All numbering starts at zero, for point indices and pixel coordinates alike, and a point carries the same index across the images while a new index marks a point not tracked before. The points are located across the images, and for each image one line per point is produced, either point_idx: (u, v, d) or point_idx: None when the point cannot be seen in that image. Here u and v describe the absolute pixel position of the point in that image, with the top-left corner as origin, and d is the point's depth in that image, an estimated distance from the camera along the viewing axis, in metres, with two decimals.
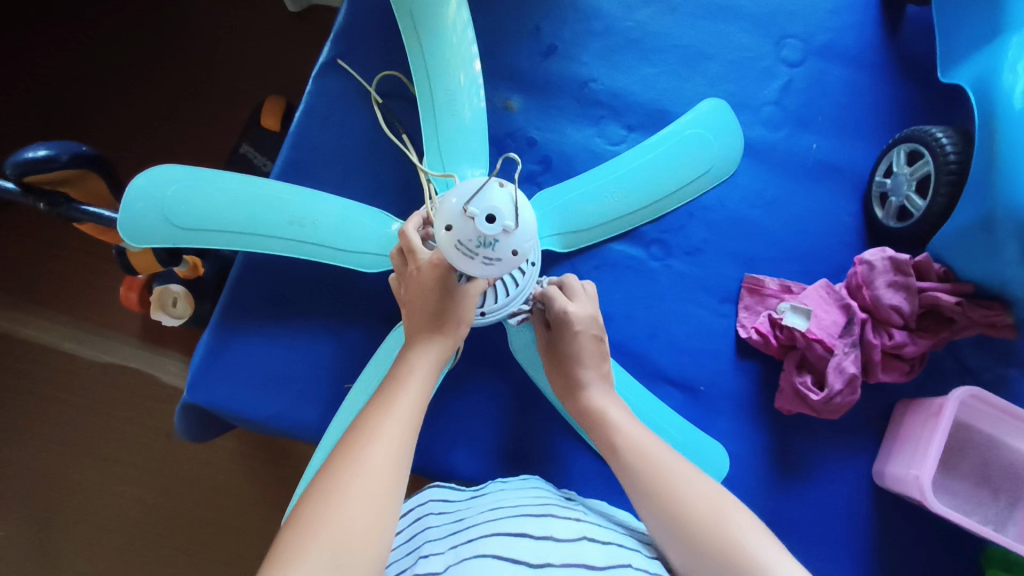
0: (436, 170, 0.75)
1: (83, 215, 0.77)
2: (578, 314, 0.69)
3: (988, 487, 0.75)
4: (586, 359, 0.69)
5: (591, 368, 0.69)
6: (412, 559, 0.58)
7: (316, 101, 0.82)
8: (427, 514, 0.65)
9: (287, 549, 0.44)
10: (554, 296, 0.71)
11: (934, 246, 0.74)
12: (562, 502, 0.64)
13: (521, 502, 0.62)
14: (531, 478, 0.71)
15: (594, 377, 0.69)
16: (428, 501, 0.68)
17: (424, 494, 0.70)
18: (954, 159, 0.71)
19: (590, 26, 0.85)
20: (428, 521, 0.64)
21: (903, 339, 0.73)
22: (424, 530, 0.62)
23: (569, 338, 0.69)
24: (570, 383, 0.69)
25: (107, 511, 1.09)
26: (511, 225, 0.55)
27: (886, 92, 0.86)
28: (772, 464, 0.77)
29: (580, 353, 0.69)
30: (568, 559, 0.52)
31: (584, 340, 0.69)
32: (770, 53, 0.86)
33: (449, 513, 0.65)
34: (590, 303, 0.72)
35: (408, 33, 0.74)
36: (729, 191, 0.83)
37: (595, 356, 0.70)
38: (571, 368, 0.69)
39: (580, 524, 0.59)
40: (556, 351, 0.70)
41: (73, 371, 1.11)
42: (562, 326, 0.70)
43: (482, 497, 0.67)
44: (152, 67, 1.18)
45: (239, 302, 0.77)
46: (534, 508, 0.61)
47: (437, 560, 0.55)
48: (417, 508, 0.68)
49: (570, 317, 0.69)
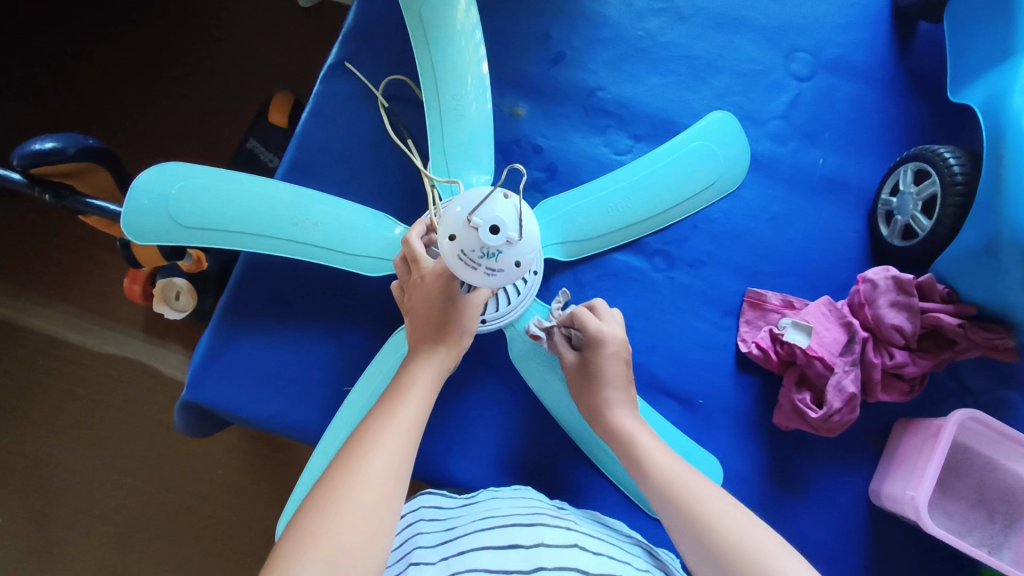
0: (441, 176, 0.75)
1: (88, 208, 0.78)
2: (611, 335, 0.69)
3: (984, 510, 0.75)
4: (615, 381, 0.68)
5: (618, 391, 0.68)
6: (403, 566, 0.57)
7: (323, 102, 0.82)
8: (418, 521, 0.66)
9: (284, 556, 0.44)
10: (586, 318, 0.70)
11: (939, 267, 0.74)
12: (554, 511, 0.64)
13: (512, 511, 0.62)
14: (525, 487, 0.71)
15: (620, 399, 0.68)
16: (421, 507, 0.69)
17: (419, 500, 0.71)
18: (962, 180, 0.70)
19: (599, 34, 0.85)
20: (420, 526, 0.65)
21: (903, 359, 0.73)
22: (416, 536, 0.63)
23: (597, 359, 0.69)
24: (596, 404, 0.69)
25: (104, 502, 1.10)
26: (514, 236, 0.56)
27: (896, 108, 0.86)
28: (769, 478, 0.77)
29: (607, 374, 0.68)
30: (560, 562, 0.52)
31: (616, 364, 0.69)
32: (779, 66, 0.86)
33: (441, 520, 0.66)
34: (619, 326, 0.71)
35: (416, 36, 0.74)
36: (735, 204, 0.83)
37: (623, 380, 0.69)
38: (599, 390, 0.68)
39: (572, 533, 0.58)
40: (588, 375, 0.69)
41: (73, 362, 1.12)
42: (590, 348, 0.69)
43: (476, 504, 0.67)
44: (162, 60, 1.18)
45: (242, 301, 0.77)
46: (525, 517, 0.60)
47: (428, 567, 0.56)
48: (411, 514, 0.69)
49: (602, 340, 0.69)
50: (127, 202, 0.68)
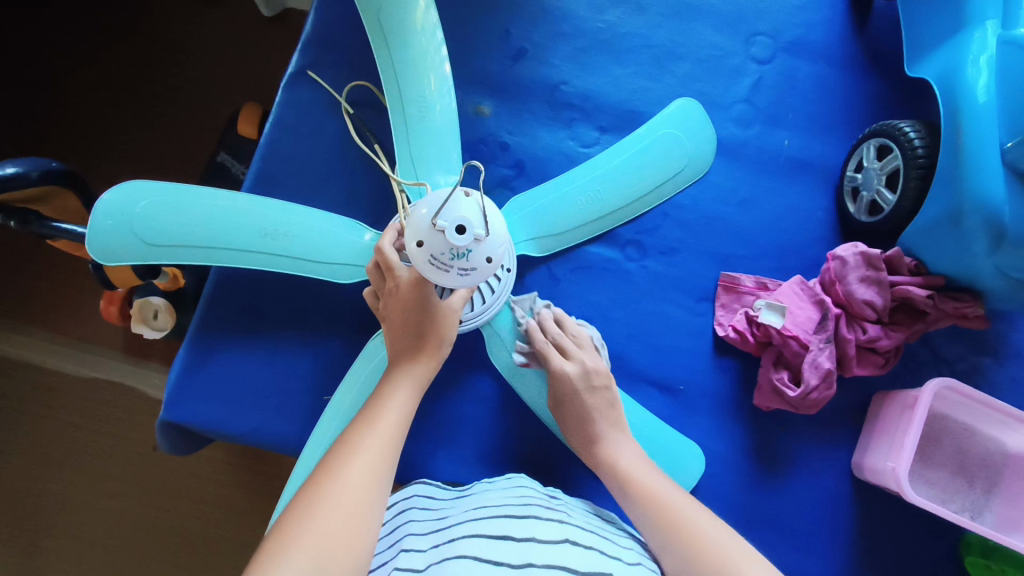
0: (409, 178, 0.75)
1: (56, 231, 0.77)
2: (575, 372, 0.70)
3: (964, 475, 0.76)
4: (598, 414, 0.70)
5: (601, 420, 0.69)
6: (393, 553, 0.58)
7: (285, 111, 0.81)
8: (411, 509, 0.66)
9: (268, 553, 0.44)
10: (550, 355, 0.71)
11: (905, 239, 0.74)
12: (546, 503, 0.63)
13: (505, 502, 0.62)
14: (516, 476, 0.70)
15: (607, 429, 0.69)
16: (413, 495, 0.69)
17: (410, 489, 0.70)
18: (923, 153, 0.71)
19: (559, 28, 0.85)
20: (411, 514, 0.65)
21: (876, 333, 0.74)
22: (407, 523, 0.63)
23: (570, 399, 0.70)
24: (588, 441, 0.69)
25: (91, 527, 1.08)
26: (481, 233, 0.57)
27: (857, 85, 0.87)
28: (753, 459, 0.78)
29: (590, 410, 0.70)
30: (550, 560, 0.50)
31: (588, 396, 0.70)
32: (739, 50, 0.86)
33: (433, 509, 0.66)
34: (588, 358, 0.72)
35: (377, 40, 0.74)
36: (703, 190, 0.83)
37: (606, 408, 0.70)
38: (583, 426, 0.69)
39: (564, 527, 0.58)
40: (566, 411, 0.71)
41: (52, 388, 1.10)
42: (560, 387, 0.70)
43: (468, 497, 0.67)
44: (125, 78, 1.16)
45: (216, 316, 0.76)
46: (516, 509, 0.60)
47: (418, 555, 0.56)
48: (403, 501, 0.68)
49: (565, 378, 0.70)
50: (90, 224, 0.67)
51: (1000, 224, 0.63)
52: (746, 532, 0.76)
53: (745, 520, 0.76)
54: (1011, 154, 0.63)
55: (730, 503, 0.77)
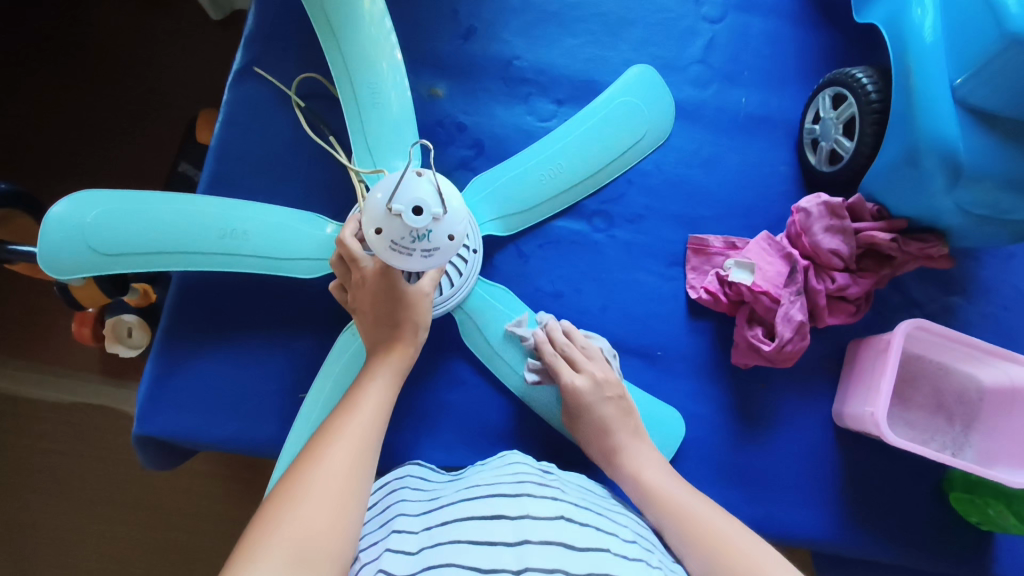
0: (367, 167, 0.73)
1: (11, 254, 0.74)
2: (586, 386, 0.70)
3: (942, 414, 0.77)
4: (614, 424, 0.69)
5: (622, 433, 0.69)
6: (384, 533, 0.56)
7: (235, 110, 0.80)
8: (404, 488, 0.65)
9: (249, 545, 0.44)
10: (560, 371, 0.71)
11: (866, 185, 0.75)
12: (540, 478, 0.62)
13: (498, 480, 0.60)
14: (510, 453, 0.69)
15: (627, 438, 0.69)
16: (406, 476, 0.67)
17: (403, 470, 0.69)
18: (876, 98, 0.72)
19: (508, 3, 0.84)
20: (404, 494, 0.63)
21: (845, 282, 0.75)
22: (399, 503, 0.61)
23: (585, 412, 0.70)
24: (610, 459, 0.69)
25: (86, 552, 1.06)
26: (439, 212, 0.56)
27: (810, 37, 0.86)
28: (736, 417, 0.78)
29: (604, 421, 0.69)
30: (547, 536, 0.50)
31: (605, 407, 0.70)
32: (690, 11, 0.86)
33: (426, 489, 0.65)
34: (599, 366, 0.72)
35: (321, 28, 0.72)
36: (666, 154, 0.83)
37: (622, 417, 0.70)
38: (601, 438, 0.69)
39: (558, 503, 0.56)
40: (585, 428, 0.70)
41: (32, 416, 1.08)
42: (577, 406, 0.70)
43: (462, 478, 0.66)
44: (75, 94, 1.13)
45: (185, 323, 0.75)
46: (510, 486, 0.58)
47: (410, 537, 0.54)
48: (395, 481, 0.67)
49: (578, 394, 0.70)
50: (41, 237, 0.66)
51: (956, 161, 0.64)
52: (734, 490, 0.77)
53: (733, 479, 0.77)
54: (963, 89, 0.64)
55: (717, 464, 0.77)
